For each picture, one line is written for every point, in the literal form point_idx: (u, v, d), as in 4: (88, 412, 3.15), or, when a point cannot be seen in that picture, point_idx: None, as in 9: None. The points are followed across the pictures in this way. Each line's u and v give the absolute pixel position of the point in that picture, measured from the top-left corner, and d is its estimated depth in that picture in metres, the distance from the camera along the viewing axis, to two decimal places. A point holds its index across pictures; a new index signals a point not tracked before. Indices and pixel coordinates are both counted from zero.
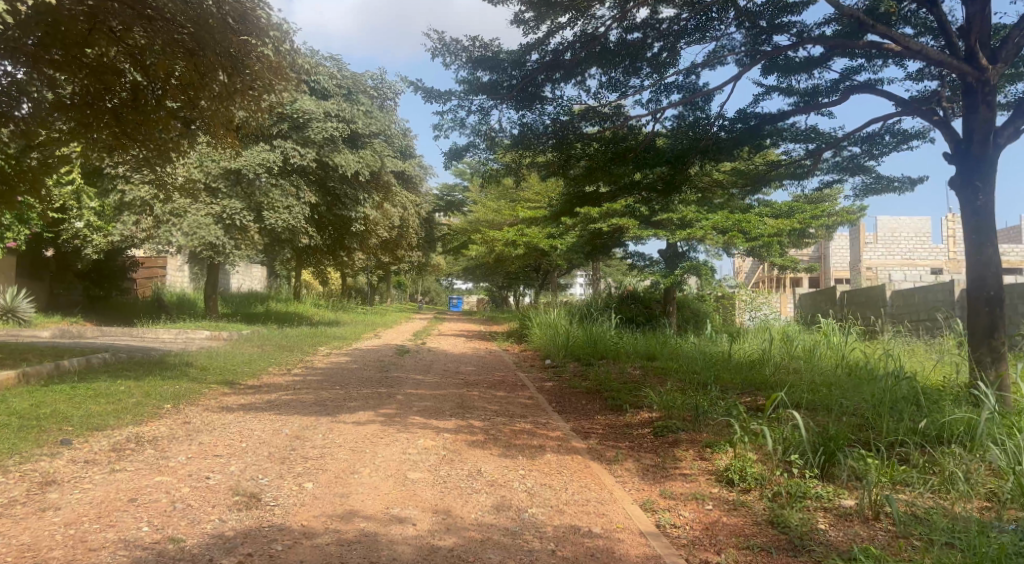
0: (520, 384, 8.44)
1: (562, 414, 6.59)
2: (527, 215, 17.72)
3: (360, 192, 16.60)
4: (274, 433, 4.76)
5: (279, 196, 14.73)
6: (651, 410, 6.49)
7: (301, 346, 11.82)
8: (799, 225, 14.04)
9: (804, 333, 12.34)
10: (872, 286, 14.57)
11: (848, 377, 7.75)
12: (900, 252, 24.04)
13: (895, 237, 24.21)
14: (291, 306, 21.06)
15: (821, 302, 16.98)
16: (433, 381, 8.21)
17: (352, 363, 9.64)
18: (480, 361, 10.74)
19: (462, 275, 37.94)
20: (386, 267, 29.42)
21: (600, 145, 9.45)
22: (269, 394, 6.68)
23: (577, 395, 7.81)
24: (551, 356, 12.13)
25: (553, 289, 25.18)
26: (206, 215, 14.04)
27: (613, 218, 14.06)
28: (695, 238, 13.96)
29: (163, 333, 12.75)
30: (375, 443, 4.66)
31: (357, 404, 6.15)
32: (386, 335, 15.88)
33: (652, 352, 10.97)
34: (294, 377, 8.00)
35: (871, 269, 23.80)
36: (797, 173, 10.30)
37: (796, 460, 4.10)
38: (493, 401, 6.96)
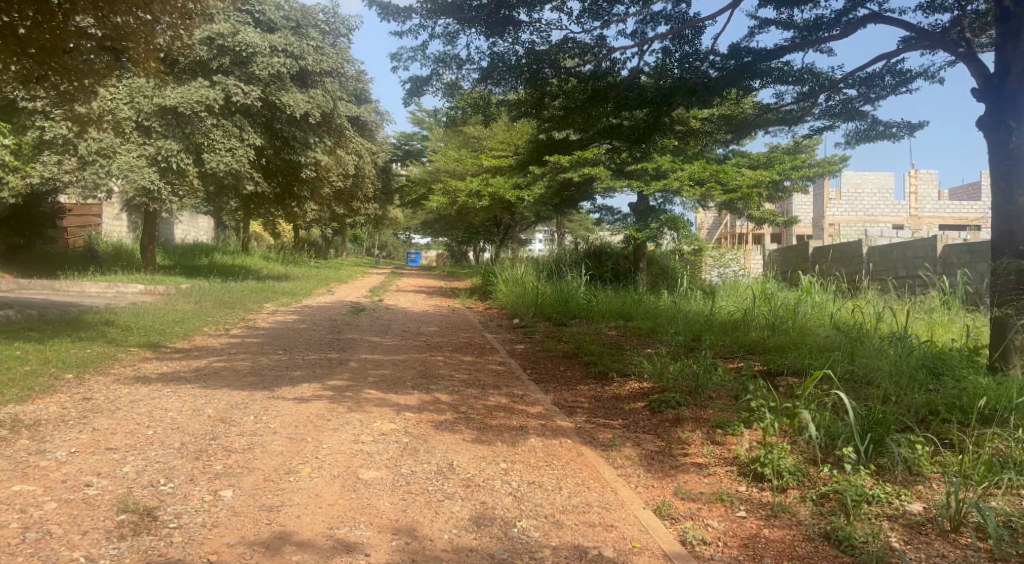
0: (488, 348, 7.60)
1: (540, 384, 5.77)
2: (491, 164, 16.71)
3: (310, 135, 15.35)
4: (194, 415, 3.82)
5: (220, 137, 13.47)
6: (640, 380, 5.71)
7: (245, 302, 10.76)
8: (778, 177, 13.38)
9: (783, 291, 11.73)
10: (848, 242, 14.02)
11: (847, 340, 7.10)
12: (864, 208, 23.70)
13: (858, 193, 23.83)
14: (237, 259, 19.82)
15: (792, 258, 16.44)
16: (392, 344, 7.30)
17: (302, 323, 8.65)
18: (443, 321, 9.85)
19: (420, 229, 36.77)
20: (341, 220, 28.18)
21: (578, 82, 8.51)
22: (200, 361, 5.70)
23: (553, 360, 7.00)
24: (518, 313, 11.31)
25: (515, 244, 24.31)
26: (138, 157, 12.72)
27: (585, 167, 13.19)
28: (670, 191, 13.15)
29: (90, 286, 11.55)
30: (319, 428, 3.77)
31: (302, 374, 5.22)
32: (339, 291, 14.86)
33: (628, 312, 10.22)
34: (233, 340, 6.99)
35: (835, 225, 23.44)
36: (788, 119, 9.47)
37: (847, 454, 3.33)
38: (461, 369, 6.10)
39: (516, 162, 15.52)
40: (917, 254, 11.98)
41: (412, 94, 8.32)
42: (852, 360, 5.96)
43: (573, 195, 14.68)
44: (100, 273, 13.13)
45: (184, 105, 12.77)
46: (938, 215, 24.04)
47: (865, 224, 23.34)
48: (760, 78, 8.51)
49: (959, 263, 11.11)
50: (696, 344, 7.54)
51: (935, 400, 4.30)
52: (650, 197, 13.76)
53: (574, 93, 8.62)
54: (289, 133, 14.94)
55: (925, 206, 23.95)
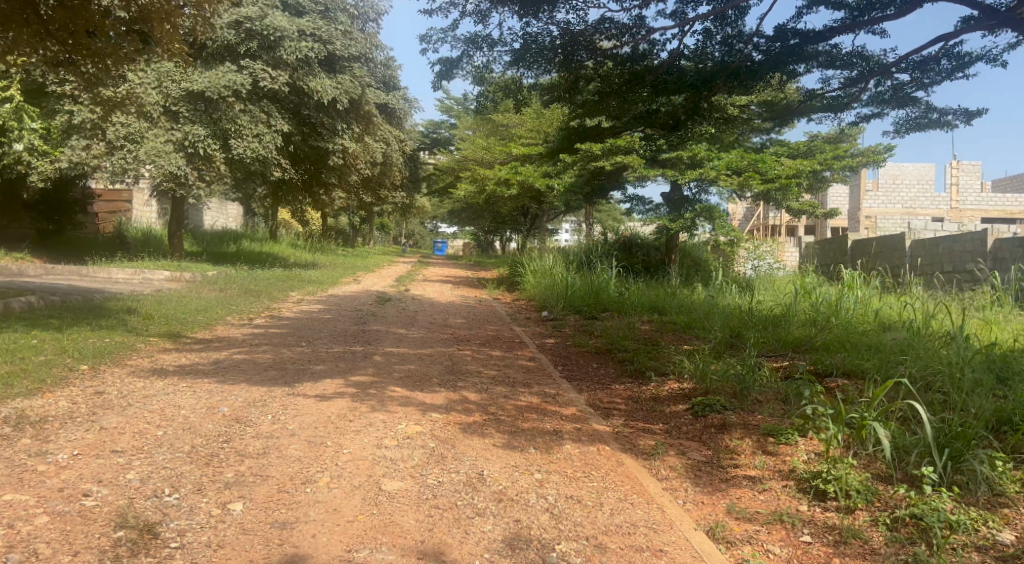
0: (518, 342, 7.31)
1: (573, 382, 5.48)
2: (521, 152, 16.36)
3: (338, 121, 15.13)
4: (207, 414, 3.58)
5: (247, 122, 13.30)
6: (679, 380, 5.38)
7: (270, 290, 10.60)
8: (819, 167, 12.89)
9: (823, 286, 11.28)
10: (890, 235, 13.48)
11: (899, 338, 6.69)
12: (902, 201, 22.98)
13: (897, 185, 23.11)
14: (265, 246, 19.74)
15: (829, 251, 15.92)
16: (419, 337, 7.05)
17: (326, 313, 8.44)
18: (471, 312, 9.58)
19: (447, 217, 36.55)
20: (369, 208, 28.07)
21: (614, 64, 8.16)
22: (220, 352, 5.48)
23: (586, 356, 6.70)
24: (547, 305, 11.00)
25: (543, 233, 23.99)
26: (166, 142, 12.60)
27: (618, 155, 12.82)
28: (706, 180, 12.70)
29: (116, 272, 11.46)
30: (339, 430, 3.52)
31: (324, 369, 4.97)
32: (366, 280, 14.67)
33: (663, 306, 9.87)
34: (255, 330, 6.78)
35: (872, 217, 22.78)
36: (835, 106, 9.01)
37: (925, 473, 3.00)
38: (490, 365, 5.82)
39: (546, 150, 15.16)
40: (965, 248, 11.46)
41: (442, 77, 8.05)
42: (906, 363, 5.58)
43: (604, 184, 14.29)
44: (127, 259, 13.05)
45: (211, 90, 12.62)
46: (980, 208, 23.25)
47: (903, 217, 22.64)
48: (807, 62, 8.11)
49: (1010, 258, 10.59)
50: (736, 342, 7.19)
51: (1009, 409, 3.93)
52: (684, 187, 13.33)
53: (610, 77, 8.29)
54: (317, 119, 14.74)
55: (966, 199, 23.18)
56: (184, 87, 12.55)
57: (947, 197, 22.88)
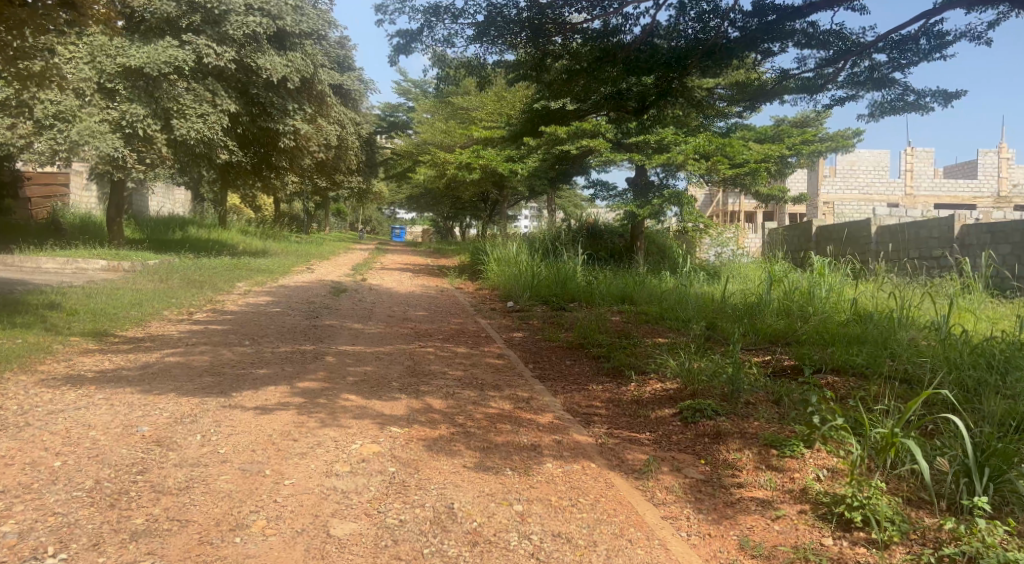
0: (484, 337, 6.83)
1: (546, 384, 5.01)
2: (482, 135, 15.81)
3: (289, 101, 14.34)
4: (122, 435, 3.02)
5: (190, 101, 12.48)
6: (661, 381, 4.94)
7: (215, 281, 9.92)
8: (787, 151, 12.65)
9: (792, 273, 11.05)
10: (856, 221, 13.33)
11: (886, 331, 6.36)
12: (858, 187, 23.08)
13: (855, 170, 23.16)
14: (214, 233, 18.85)
15: (794, 237, 15.76)
16: (376, 333, 6.50)
17: (275, 306, 7.81)
18: (432, 304, 9.07)
19: (405, 203, 35.80)
20: (324, 194, 27.21)
21: (584, 39, 7.69)
22: (150, 354, 4.86)
23: (557, 353, 6.26)
24: (512, 296, 10.49)
25: (502, 219, 23.48)
26: (101, 122, 11.73)
27: (584, 139, 12.41)
28: (674, 165, 12.32)
29: (46, 262, 10.63)
30: (280, 452, 2.99)
31: (269, 374, 4.40)
32: (320, 268, 13.99)
33: (633, 297, 9.48)
34: (195, 327, 6.15)
35: (830, 203, 22.82)
36: (810, 87, 8.64)
37: (970, 501, 2.62)
38: (455, 365, 5.32)
39: (509, 133, 14.65)
40: (932, 234, 11.29)
41: (399, 51, 7.45)
42: (899, 358, 5.24)
43: (567, 169, 13.84)
44: (60, 247, 12.17)
45: (150, 65, 11.79)
46: (934, 193, 23.46)
47: (861, 203, 22.64)
48: (783, 40, 7.69)
49: (978, 244, 10.43)
50: (714, 335, 6.81)
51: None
52: (650, 171, 12.91)
53: (579, 55, 7.87)
54: (266, 98, 13.96)
55: (921, 184, 23.35)
56: (120, 63, 11.71)
57: (903, 182, 23.01)
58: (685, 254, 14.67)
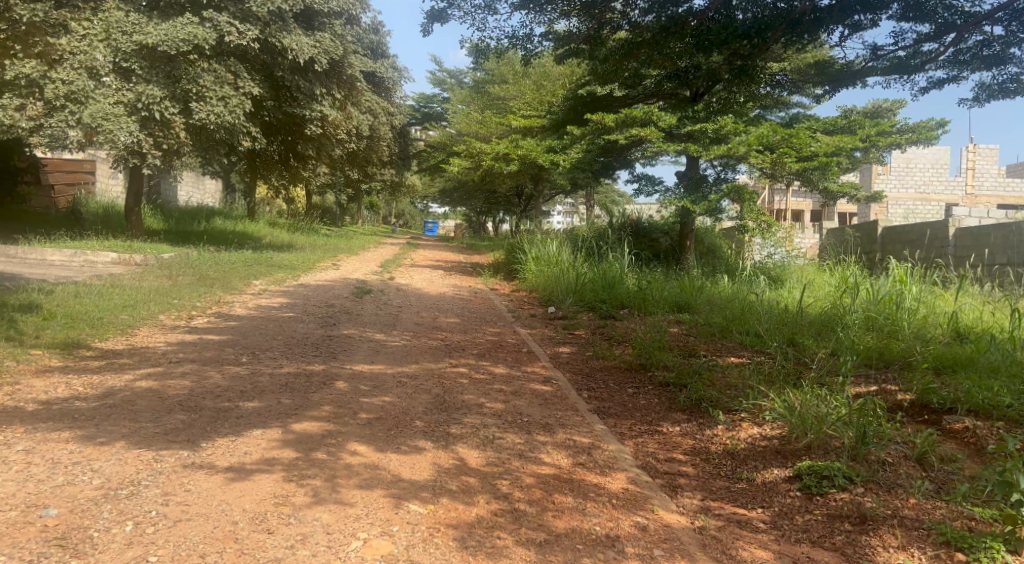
0: (528, 354, 5.81)
1: (609, 425, 4.00)
2: (521, 124, 14.80)
3: (317, 85, 13.42)
4: (13, 528, 2.23)
5: (211, 83, 11.64)
6: (758, 426, 3.90)
7: (229, 278, 9.05)
8: (860, 143, 11.41)
9: (866, 279, 9.89)
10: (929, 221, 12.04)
11: (1017, 359, 5.21)
12: (914, 184, 21.05)
13: (910, 168, 21.09)
14: (240, 225, 18.09)
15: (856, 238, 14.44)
16: (402, 349, 5.51)
17: (289, 310, 6.87)
18: (466, 309, 8.07)
19: (438, 197, 34.95)
20: (356, 186, 26.43)
21: (648, 7, 6.67)
22: (118, 376, 3.91)
23: (616, 376, 5.23)
24: (553, 299, 9.45)
25: (537, 215, 22.46)
26: (116, 103, 10.95)
27: (632, 128, 11.35)
28: (734, 157, 11.18)
29: (52, 254, 9.92)
30: (241, 561, 2.15)
31: (257, 410, 3.43)
32: (348, 264, 13.12)
33: (691, 306, 8.41)
34: (188, 337, 5.21)
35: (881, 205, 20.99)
36: (905, 68, 7.49)
37: None
38: (495, 395, 4.32)
39: (550, 123, 13.64)
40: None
41: (434, 18, 6.45)
42: None
43: (610, 162, 12.79)
44: (71, 237, 11.45)
45: (167, 43, 10.96)
46: (996, 193, 21.79)
47: (916, 203, 20.54)
48: (878, 10, 6.52)
49: None
50: (802, 358, 5.71)
51: None
52: (705, 165, 11.75)
53: (642, 27, 6.87)
54: (292, 82, 13.07)
55: (983, 183, 21.67)
56: (136, 40, 10.90)
57: (963, 182, 21.32)
58: (737, 255, 13.56)
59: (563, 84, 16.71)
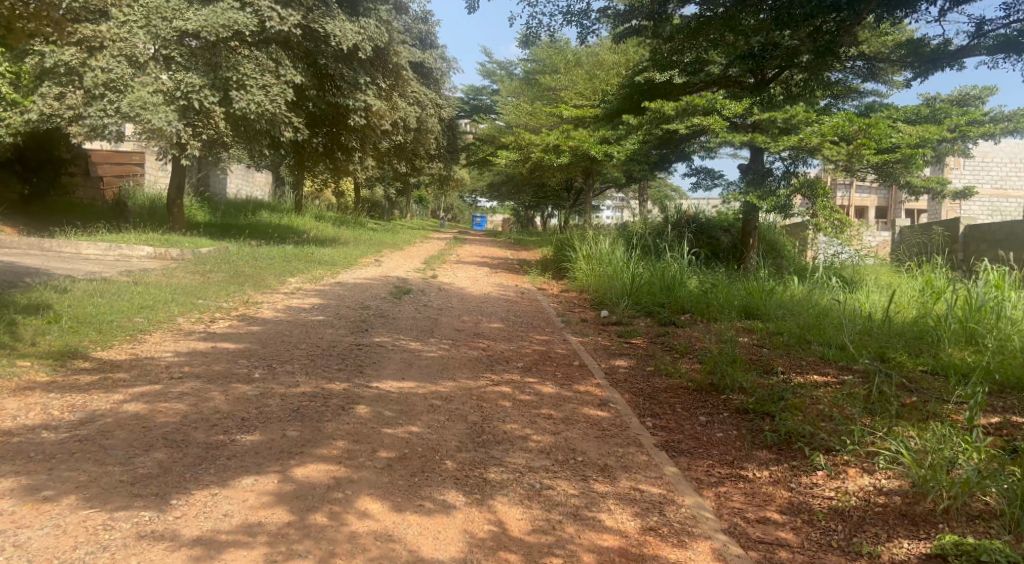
0: (580, 369, 5.13)
1: (681, 466, 3.32)
2: (573, 115, 14.07)
3: (361, 74, 12.89)
4: None
5: (252, 71, 11.17)
6: (869, 475, 3.16)
7: (262, 275, 8.56)
8: (947, 134, 10.37)
9: (953, 284, 8.95)
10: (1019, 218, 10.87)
11: None
12: (990, 180, 19.51)
13: (986, 161, 19.64)
14: (285, 218, 17.74)
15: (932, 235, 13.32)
16: (439, 362, 4.88)
17: (320, 313, 6.30)
18: (513, 313, 7.41)
19: (486, 191, 34.41)
20: (403, 179, 26.01)
21: None
22: (105, 397, 3.36)
23: (684, 399, 4.52)
24: (606, 301, 8.72)
25: (587, 209, 21.68)
26: (155, 92, 10.57)
27: (694, 117, 10.53)
28: (805, 149, 10.23)
29: (86, 248, 9.62)
30: None
31: (255, 447, 2.85)
32: (390, 261, 12.65)
33: (761, 313, 7.60)
34: (201, 345, 4.66)
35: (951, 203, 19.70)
36: (1015, 47, 6.54)
37: None
38: (542, 424, 3.66)
39: (604, 113, 12.90)
40: None
41: None
42: None
43: (667, 155, 12.02)
44: (110, 230, 11.14)
45: (207, 30, 10.48)
46: None
47: (991, 198, 19.10)
48: None
49: None
50: (900, 378, 4.91)
51: None
52: (773, 157, 10.81)
53: None
54: (335, 70, 12.57)
55: None
56: (176, 26, 10.44)
57: None
58: (801, 256, 12.70)
59: (618, 73, 15.93)
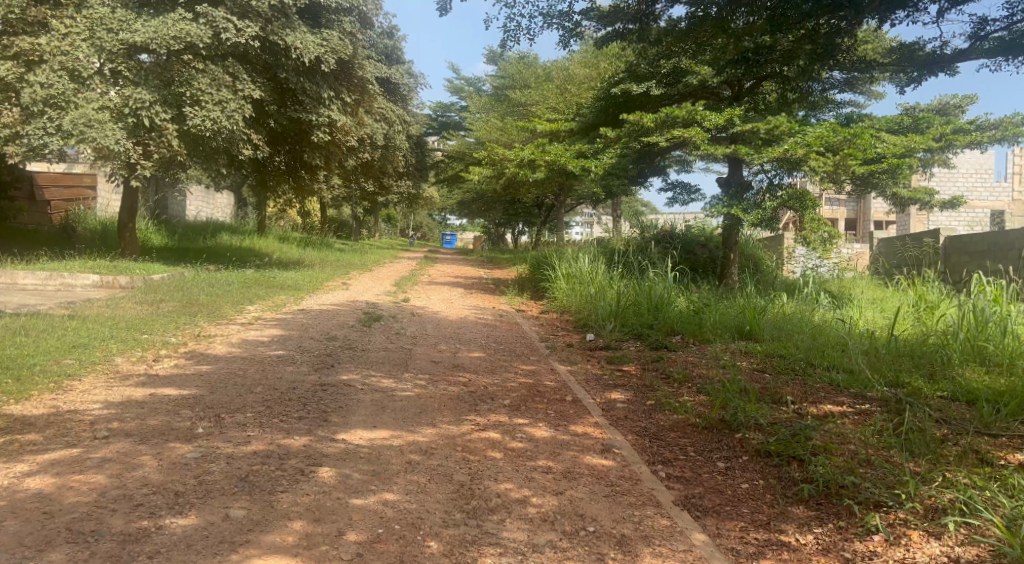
0: (574, 406, 4.59)
1: (710, 532, 2.79)
2: (546, 129, 13.61)
3: (324, 88, 12.30)
4: None
5: (207, 85, 10.53)
6: (938, 541, 2.66)
7: (219, 303, 7.90)
8: (932, 144, 10.07)
9: (946, 298, 8.61)
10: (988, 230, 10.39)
11: None
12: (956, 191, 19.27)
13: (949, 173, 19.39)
14: (248, 240, 17.02)
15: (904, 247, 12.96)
16: (416, 403, 4.29)
17: (280, 347, 5.68)
18: (493, 340, 6.83)
19: (456, 209, 33.89)
20: (371, 198, 25.39)
21: None
22: (4, 470, 2.75)
23: (695, 439, 3.99)
24: (590, 323, 8.19)
25: (560, 226, 21.23)
26: (100, 108, 9.88)
27: (675, 129, 10.13)
28: (790, 162, 9.87)
29: (24, 277, 8.92)
30: None
31: (187, 539, 2.28)
32: (358, 283, 12.03)
33: (757, 333, 7.13)
34: (139, 392, 4.03)
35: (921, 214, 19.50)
36: (1013, 49, 6.10)
37: None
38: (541, 481, 3.11)
39: (581, 126, 12.48)
40: None
41: None
42: None
43: (644, 169, 11.63)
44: (54, 257, 10.42)
45: (157, 42, 9.88)
46: None
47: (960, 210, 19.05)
48: None
49: None
50: (928, 408, 4.44)
51: None
52: (756, 170, 10.44)
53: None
54: (296, 84, 11.99)
55: None
56: (122, 38, 9.80)
57: (1011, 187, 19.74)
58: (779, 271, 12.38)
59: (590, 87, 15.57)
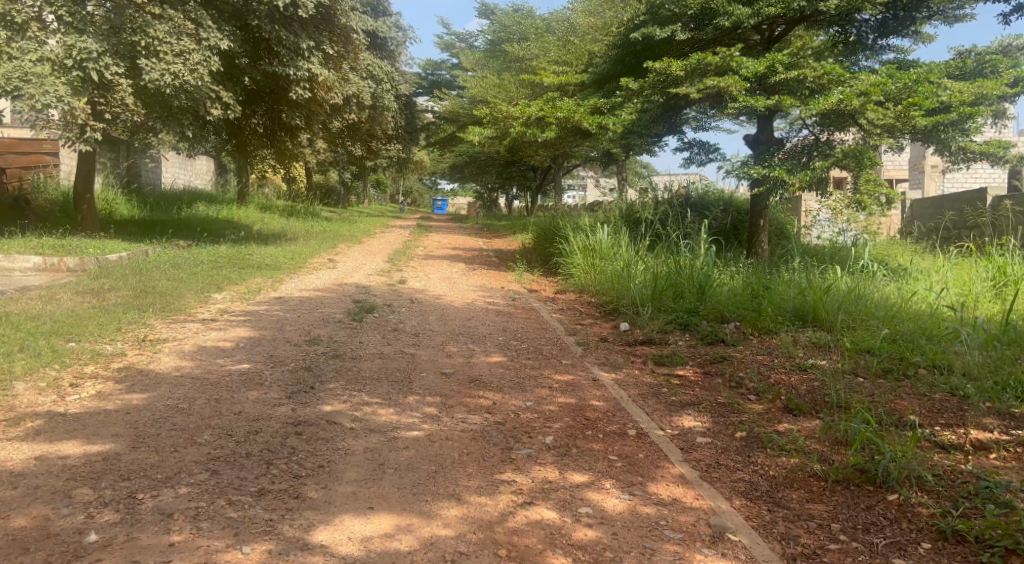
0: (642, 445, 3.35)
1: None
2: (553, 82, 12.18)
3: (303, 38, 10.78)
4: None
5: (165, 34, 9.03)
6: None
7: (179, 292, 6.60)
8: (1002, 92, 8.77)
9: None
10: None
11: None
12: None
13: None
14: (225, 211, 15.57)
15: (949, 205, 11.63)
16: (427, 452, 3.03)
17: (244, 357, 4.38)
18: (513, 336, 5.56)
19: (448, 174, 32.36)
20: (359, 163, 23.90)
21: None
22: None
23: (836, 507, 2.77)
24: (620, 307, 6.92)
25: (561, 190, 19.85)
26: (39, 61, 8.34)
27: (707, 77, 8.78)
28: (841, 116, 8.54)
29: None
30: None
31: None
32: (348, 259, 10.72)
33: (828, 320, 5.88)
34: (25, 452, 2.78)
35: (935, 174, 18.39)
36: None
37: None
38: None
39: (594, 79, 11.12)
40: None
41: None
42: None
43: (664, 127, 10.29)
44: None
45: None
46: None
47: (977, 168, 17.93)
48: None
49: None
50: None
51: None
52: (800, 124, 9.16)
53: None
54: (271, 33, 10.47)
55: None
56: None
57: None
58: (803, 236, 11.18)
59: (596, 37, 14.10)
